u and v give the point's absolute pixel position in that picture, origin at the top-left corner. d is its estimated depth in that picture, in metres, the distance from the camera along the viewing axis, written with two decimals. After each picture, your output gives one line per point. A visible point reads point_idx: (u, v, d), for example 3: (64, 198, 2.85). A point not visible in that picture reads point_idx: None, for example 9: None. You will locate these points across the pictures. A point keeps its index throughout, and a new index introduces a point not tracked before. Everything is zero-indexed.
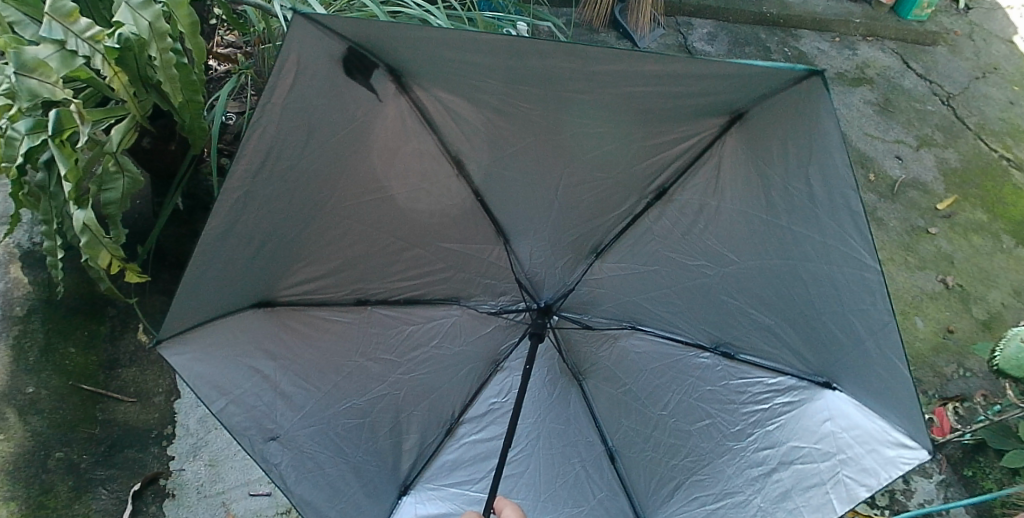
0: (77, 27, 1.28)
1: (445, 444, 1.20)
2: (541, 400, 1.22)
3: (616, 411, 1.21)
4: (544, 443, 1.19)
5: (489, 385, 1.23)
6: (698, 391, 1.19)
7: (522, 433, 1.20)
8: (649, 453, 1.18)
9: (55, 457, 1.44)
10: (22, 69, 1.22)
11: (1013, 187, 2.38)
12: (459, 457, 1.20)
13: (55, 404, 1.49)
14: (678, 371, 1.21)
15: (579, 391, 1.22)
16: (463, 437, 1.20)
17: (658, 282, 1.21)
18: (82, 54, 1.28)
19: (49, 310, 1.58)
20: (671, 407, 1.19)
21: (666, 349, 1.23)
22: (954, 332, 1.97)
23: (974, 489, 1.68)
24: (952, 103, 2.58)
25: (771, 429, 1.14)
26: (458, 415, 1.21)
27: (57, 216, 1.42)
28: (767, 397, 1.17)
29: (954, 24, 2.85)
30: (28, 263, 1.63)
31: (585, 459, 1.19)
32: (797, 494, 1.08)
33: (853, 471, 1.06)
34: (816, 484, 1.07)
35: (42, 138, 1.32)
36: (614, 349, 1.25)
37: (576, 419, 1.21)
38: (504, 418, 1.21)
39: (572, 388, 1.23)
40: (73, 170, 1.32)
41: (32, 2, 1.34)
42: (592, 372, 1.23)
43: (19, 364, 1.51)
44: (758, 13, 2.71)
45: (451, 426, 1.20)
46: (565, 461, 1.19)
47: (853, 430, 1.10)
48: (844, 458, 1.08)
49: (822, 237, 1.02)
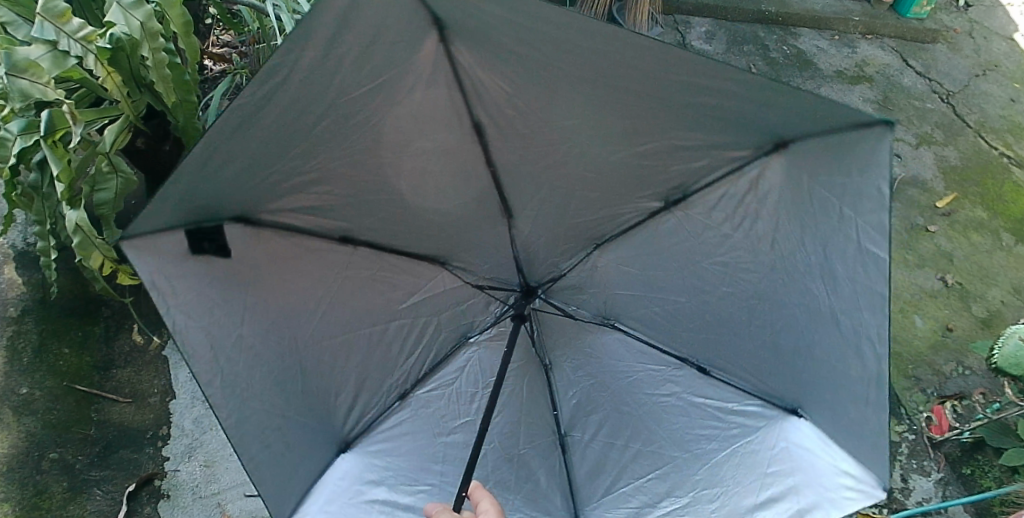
0: (69, 27, 1.27)
1: (574, 459, 1.19)
2: (587, 356, 1.27)
3: (661, 331, 1.26)
4: (634, 402, 1.22)
5: (557, 383, 1.24)
6: (697, 277, 1.21)
7: (609, 400, 1.22)
8: (730, 347, 1.21)
9: (49, 457, 1.44)
10: (14, 70, 1.22)
11: (1013, 184, 2.36)
12: (606, 464, 1.18)
13: (50, 405, 1.49)
14: (665, 264, 1.24)
15: (616, 330, 1.28)
16: (583, 444, 1.20)
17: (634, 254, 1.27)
18: (74, 55, 1.28)
19: (44, 310, 1.58)
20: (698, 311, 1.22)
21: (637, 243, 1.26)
22: (953, 330, 1.95)
23: (974, 488, 1.67)
24: (952, 101, 2.57)
25: (782, 268, 1.11)
26: (559, 428, 1.21)
27: (50, 216, 1.41)
28: (749, 240, 1.14)
29: (954, 22, 2.84)
30: (23, 264, 1.64)
31: (683, 387, 1.23)
32: (850, 298, 1.04)
33: (858, 229, 1.00)
34: (854, 281, 1.02)
35: (34, 138, 1.33)
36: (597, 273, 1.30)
37: (637, 353, 1.27)
38: (594, 403, 1.23)
39: (607, 331, 1.28)
40: (65, 170, 1.33)
41: (24, 2, 1.34)
42: (612, 307, 1.29)
43: (14, 365, 1.51)
44: (756, 11, 2.70)
45: (562, 439, 1.20)
46: (668, 399, 1.22)
47: (829, 199, 1.03)
48: (845, 225, 1.01)
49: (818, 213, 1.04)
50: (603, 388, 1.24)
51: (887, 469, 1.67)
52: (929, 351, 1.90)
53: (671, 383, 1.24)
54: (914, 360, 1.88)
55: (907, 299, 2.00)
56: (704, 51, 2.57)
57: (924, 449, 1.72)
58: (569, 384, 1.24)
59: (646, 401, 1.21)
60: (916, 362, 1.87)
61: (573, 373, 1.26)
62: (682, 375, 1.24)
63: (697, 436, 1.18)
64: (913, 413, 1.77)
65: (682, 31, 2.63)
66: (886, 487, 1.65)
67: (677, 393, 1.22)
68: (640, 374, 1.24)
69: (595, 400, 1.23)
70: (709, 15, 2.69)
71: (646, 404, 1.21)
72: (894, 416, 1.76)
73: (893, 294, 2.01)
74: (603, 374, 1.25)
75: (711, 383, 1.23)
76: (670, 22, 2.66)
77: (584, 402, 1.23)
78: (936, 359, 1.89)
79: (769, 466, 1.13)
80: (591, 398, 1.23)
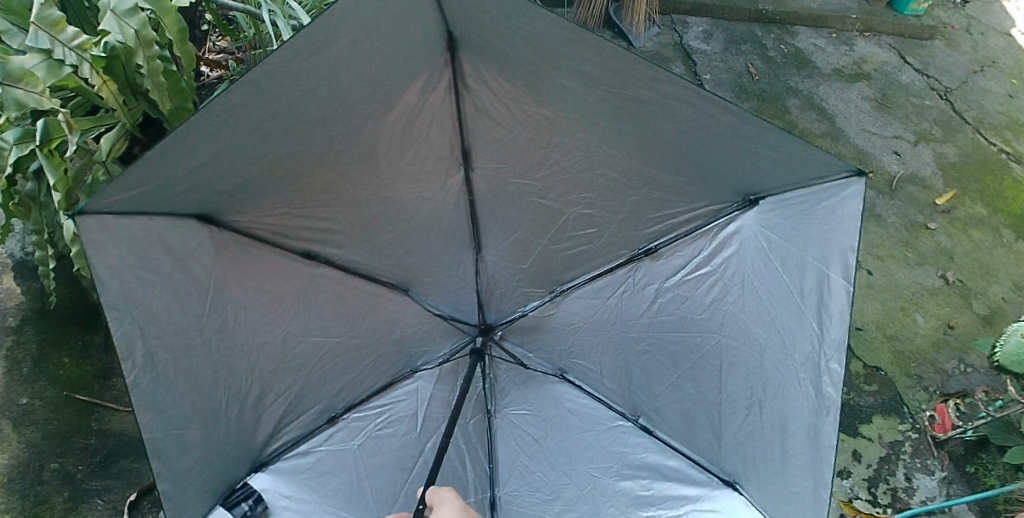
0: (64, 36, 1.27)
1: (658, 426, 1.18)
2: (552, 320, 1.28)
3: (588, 269, 1.27)
4: (628, 332, 1.21)
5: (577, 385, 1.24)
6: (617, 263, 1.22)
7: (602, 341, 1.24)
8: (667, 236, 1.21)
9: (50, 468, 1.44)
10: (8, 79, 1.21)
11: (1012, 180, 2.36)
12: (693, 413, 1.15)
13: (49, 416, 1.48)
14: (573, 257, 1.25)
15: (560, 294, 1.28)
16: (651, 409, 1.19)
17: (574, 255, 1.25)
18: (70, 63, 1.27)
19: (42, 320, 1.58)
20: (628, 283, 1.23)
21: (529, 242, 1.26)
22: (955, 328, 1.95)
23: (977, 487, 1.67)
24: (950, 98, 2.57)
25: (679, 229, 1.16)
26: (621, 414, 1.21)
27: (47, 225, 1.41)
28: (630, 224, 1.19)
29: (951, 18, 2.84)
30: (21, 273, 1.63)
31: (652, 281, 1.22)
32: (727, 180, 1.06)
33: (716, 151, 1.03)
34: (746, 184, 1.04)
35: (30, 147, 1.31)
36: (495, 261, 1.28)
37: (584, 291, 1.27)
38: (614, 367, 1.22)
39: (553, 299, 1.28)
40: (62, 180, 1.31)
41: (18, 11, 1.33)
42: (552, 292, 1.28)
43: (13, 375, 1.51)
44: (754, 10, 2.69)
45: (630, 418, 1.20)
46: (660, 302, 1.21)
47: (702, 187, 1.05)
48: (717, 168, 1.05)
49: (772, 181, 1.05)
50: (594, 334, 1.24)
51: (890, 468, 1.67)
52: (930, 349, 1.90)
53: (646, 284, 1.22)
54: (916, 358, 1.87)
55: (908, 297, 2.00)
56: (702, 51, 2.57)
57: (927, 448, 1.71)
58: (565, 350, 1.25)
59: (642, 324, 1.20)
60: (918, 360, 1.87)
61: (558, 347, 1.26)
62: (643, 272, 1.23)
63: (711, 307, 1.15)
64: (916, 412, 1.77)
65: (680, 30, 2.63)
66: (889, 486, 1.65)
67: (659, 290, 1.21)
68: (615, 301, 1.24)
69: (616, 366, 1.22)
70: (707, 15, 2.69)
71: (646, 322, 1.20)
72: (896, 416, 1.76)
73: (893, 292, 2.01)
74: (581, 320, 1.25)
75: (669, 259, 1.21)
76: (667, 21, 2.65)
77: (603, 359, 1.23)
78: (937, 357, 1.89)
79: (787, 272, 1.10)
80: (601, 353, 1.23)
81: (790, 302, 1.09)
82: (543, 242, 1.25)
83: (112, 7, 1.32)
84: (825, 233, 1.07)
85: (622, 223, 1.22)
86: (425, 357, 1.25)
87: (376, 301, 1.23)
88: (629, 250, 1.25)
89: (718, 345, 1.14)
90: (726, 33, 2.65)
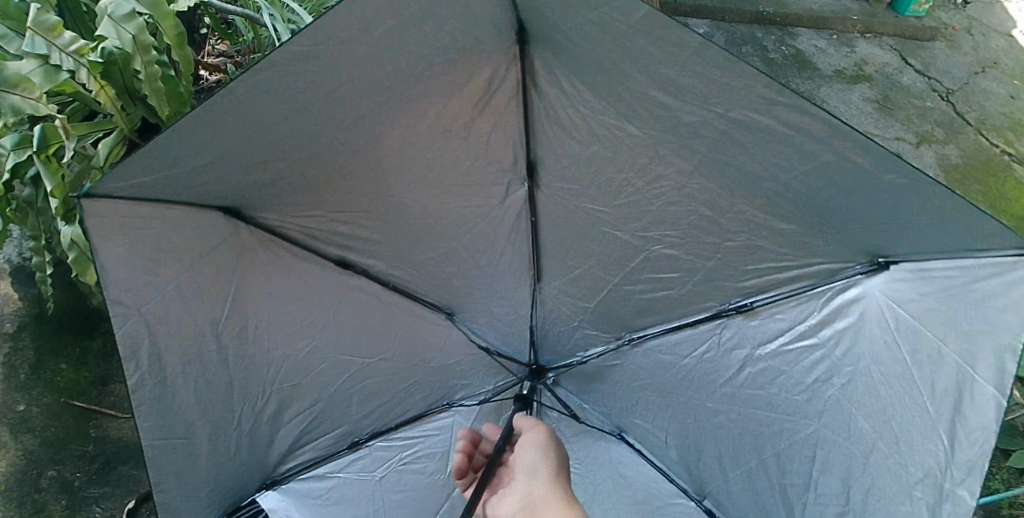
0: (60, 41, 1.26)
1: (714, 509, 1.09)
2: (627, 381, 1.19)
3: (683, 336, 1.14)
4: (704, 403, 1.09)
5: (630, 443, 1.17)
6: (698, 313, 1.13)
7: (681, 425, 1.12)
8: (782, 297, 1.05)
9: (48, 475, 1.43)
10: (5, 85, 1.20)
11: (1015, 181, 2.35)
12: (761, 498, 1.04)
13: (47, 423, 1.47)
14: (655, 308, 1.16)
15: (637, 348, 1.19)
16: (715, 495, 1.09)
17: (639, 303, 1.16)
18: (67, 68, 1.26)
19: (40, 326, 1.57)
20: (709, 348, 1.11)
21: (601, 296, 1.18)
22: None
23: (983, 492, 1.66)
24: (952, 99, 2.56)
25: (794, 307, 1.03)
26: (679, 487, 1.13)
27: (45, 231, 1.40)
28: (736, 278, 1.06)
29: (953, 19, 2.83)
30: (19, 279, 1.62)
31: (750, 346, 1.07)
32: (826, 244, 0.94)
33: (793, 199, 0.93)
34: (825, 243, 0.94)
35: (28, 152, 1.30)
36: (557, 304, 1.23)
37: (670, 361, 1.15)
38: (680, 442, 1.12)
39: (630, 351, 1.19)
40: (60, 186, 1.30)
41: (15, 15, 1.32)
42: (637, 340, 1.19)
43: (11, 382, 1.50)
44: (754, 12, 2.68)
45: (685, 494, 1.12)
46: (753, 390, 1.05)
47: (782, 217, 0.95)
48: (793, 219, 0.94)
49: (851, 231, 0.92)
50: (671, 398, 1.13)
51: None
52: None
53: (735, 349, 1.08)
54: None
55: None
56: None
57: None
58: (639, 407, 1.17)
59: (726, 394, 1.07)
60: None
61: (626, 400, 1.18)
62: (732, 333, 1.09)
63: (809, 388, 0.99)
64: None
65: None
66: None
67: (749, 356, 1.07)
68: (703, 365, 1.11)
69: (690, 440, 1.11)
70: (707, 17, 2.68)
71: (726, 396, 1.07)
72: None
73: None
74: (655, 378, 1.16)
75: (768, 319, 1.06)
76: None
77: (678, 423, 1.12)
78: None
79: (908, 354, 0.90)
80: (674, 417, 1.13)
81: (914, 389, 0.89)
82: (612, 281, 1.15)
83: (109, 12, 1.31)
84: (962, 316, 0.86)
85: (718, 275, 1.08)
86: (466, 392, 1.24)
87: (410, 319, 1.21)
88: (717, 304, 1.11)
89: (812, 434, 0.98)
90: (727, 35, 2.64)
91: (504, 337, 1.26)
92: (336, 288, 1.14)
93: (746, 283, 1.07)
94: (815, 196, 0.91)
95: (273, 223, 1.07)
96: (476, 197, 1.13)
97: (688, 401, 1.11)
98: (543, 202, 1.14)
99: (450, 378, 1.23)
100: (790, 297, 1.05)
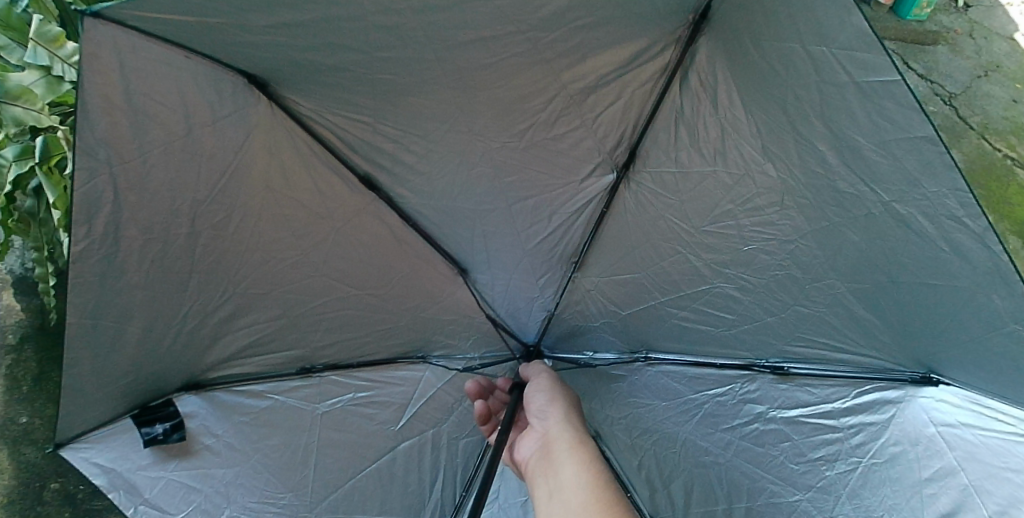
0: (63, 51, 1.24)
1: None
2: (634, 414, 1.18)
3: (707, 381, 1.15)
4: (700, 449, 1.11)
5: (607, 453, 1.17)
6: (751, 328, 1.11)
7: (669, 460, 1.13)
8: (818, 367, 1.08)
9: (50, 488, 1.42)
10: (6, 96, 1.21)
11: (1017, 186, 2.35)
12: None
13: (50, 434, 1.46)
14: (705, 314, 1.13)
15: (656, 373, 1.19)
16: None
17: (682, 318, 1.14)
18: (68, 79, 1.24)
19: (42, 337, 1.55)
20: (735, 395, 1.12)
21: (641, 300, 1.17)
22: None
23: None
24: (955, 103, 2.56)
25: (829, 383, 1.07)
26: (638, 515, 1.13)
27: (48, 242, 1.37)
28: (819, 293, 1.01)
29: (954, 23, 2.82)
30: (21, 290, 1.59)
31: (767, 407, 1.10)
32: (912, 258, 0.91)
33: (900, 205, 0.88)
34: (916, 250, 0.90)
35: (30, 163, 1.31)
36: (584, 299, 1.22)
37: (690, 405, 1.15)
38: (654, 477, 1.13)
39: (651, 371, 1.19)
40: (61, 198, 1.30)
41: (18, 26, 1.31)
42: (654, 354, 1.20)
43: (14, 395, 1.49)
44: None
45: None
46: (756, 449, 1.08)
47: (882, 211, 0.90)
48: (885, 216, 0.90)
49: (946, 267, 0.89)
50: (665, 439, 1.14)
51: None
52: None
53: (753, 405, 1.11)
54: None
55: None
56: None
57: None
58: (632, 436, 1.16)
59: (728, 446, 1.10)
60: None
61: (628, 427, 1.17)
62: (756, 388, 1.12)
63: (811, 463, 1.05)
64: None
65: None
66: None
67: (763, 415, 1.10)
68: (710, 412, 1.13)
69: (665, 473, 1.13)
70: None
71: (723, 444, 1.10)
72: None
73: None
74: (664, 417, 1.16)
75: (798, 388, 1.09)
76: None
77: (661, 464, 1.13)
78: None
79: (925, 471, 0.98)
80: (661, 457, 1.13)
81: (914, 491, 0.98)
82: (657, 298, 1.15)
83: None
84: (998, 467, 0.95)
85: (773, 328, 1.09)
86: (444, 355, 1.24)
87: (435, 288, 1.19)
88: (751, 356, 1.13)
89: (794, 503, 1.05)
90: None
91: (512, 311, 1.26)
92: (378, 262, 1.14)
93: (793, 347, 1.09)
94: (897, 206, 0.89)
95: (315, 195, 1.06)
96: (532, 199, 1.11)
97: (683, 446, 1.12)
98: (623, 200, 1.12)
99: (435, 333, 1.23)
100: (825, 372, 1.08)
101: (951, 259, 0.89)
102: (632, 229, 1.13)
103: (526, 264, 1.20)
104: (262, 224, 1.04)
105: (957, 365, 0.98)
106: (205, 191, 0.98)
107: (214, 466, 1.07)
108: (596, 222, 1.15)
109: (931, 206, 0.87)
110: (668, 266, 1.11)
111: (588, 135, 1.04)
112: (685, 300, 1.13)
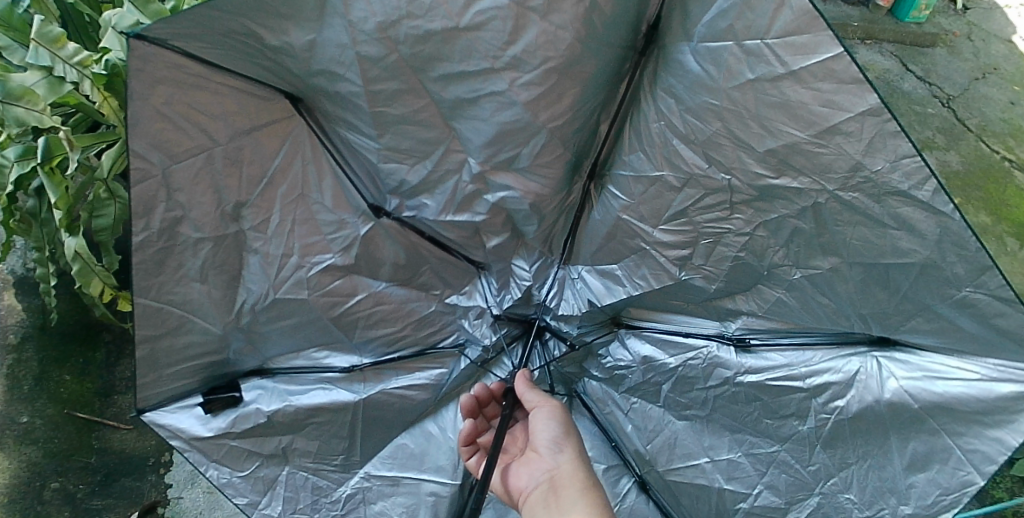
0: (65, 52, 1.23)
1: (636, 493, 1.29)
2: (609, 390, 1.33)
3: (673, 346, 1.28)
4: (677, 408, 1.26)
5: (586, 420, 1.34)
6: (713, 304, 1.21)
7: (653, 419, 1.28)
8: (783, 337, 1.18)
9: (51, 487, 1.43)
10: (8, 97, 1.20)
11: (1015, 188, 2.36)
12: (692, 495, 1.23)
13: (50, 434, 1.47)
14: (679, 291, 1.23)
15: (635, 337, 1.32)
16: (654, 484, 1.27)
17: (653, 298, 1.26)
18: (71, 80, 1.23)
19: (43, 336, 1.55)
20: (704, 358, 1.24)
21: (620, 288, 1.28)
22: None
23: (988, 498, 1.67)
24: (953, 105, 2.56)
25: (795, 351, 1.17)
26: (637, 473, 1.29)
27: (49, 243, 1.38)
28: (787, 267, 1.09)
29: (953, 24, 2.84)
30: (22, 290, 1.60)
31: (733, 372, 1.21)
32: (874, 223, 0.98)
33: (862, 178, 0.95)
34: (870, 218, 0.97)
35: (31, 164, 1.30)
36: (574, 289, 1.33)
37: (659, 373, 1.28)
38: (642, 438, 1.29)
39: (625, 335, 1.33)
40: (63, 197, 1.29)
41: (19, 26, 1.31)
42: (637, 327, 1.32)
43: (14, 394, 1.49)
44: None
45: (637, 481, 1.29)
46: (727, 407, 1.21)
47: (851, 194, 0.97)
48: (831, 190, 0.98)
49: (896, 238, 0.97)
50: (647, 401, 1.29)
51: None
52: None
53: (721, 368, 1.22)
54: None
55: None
56: None
57: None
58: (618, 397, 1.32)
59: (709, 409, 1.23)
60: None
61: (616, 391, 1.32)
62: (721, 353, 1.23)
63: (784, 418, 1.16)
64: None
65: None
66: None
67: (731, 377, 1.21)
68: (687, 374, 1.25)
69: (653, 428, 1.28)
70: None
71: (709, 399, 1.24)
72: None
73: None
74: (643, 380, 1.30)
75: (762, 355, 1.20)
76: None
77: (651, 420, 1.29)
78: None
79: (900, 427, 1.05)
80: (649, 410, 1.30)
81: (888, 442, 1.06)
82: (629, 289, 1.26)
83: (113, 25, 1.26)
84: (974, 417, 0.98)
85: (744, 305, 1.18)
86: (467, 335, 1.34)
87: (455, 273, 1.33)
88: (719, 325, 1.23)
89: (773, 453, 1.17)
90: None
91: (507, 302, 1.35)
92: (391, 246, 1.26)
93: (755, 317, 1.19)
94: (844, 184, 0.97)
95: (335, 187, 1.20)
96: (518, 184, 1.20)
97: (663, 403, 1.28)
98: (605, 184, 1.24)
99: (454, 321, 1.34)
100: (789, 340, 1.17)
101: (900, 235, 0.96)
102: (604, 224, 1.26)
103: (521, 252, 1.32)
104: (290, 207, 1.17)
105: (915, 330, 1.03)
106: (238, 193, 1.12)
107: (275, 432, 1.21)
108: (574, 220, 1.29)
109: (882, 179, 0.94)
110: (646, 256, 1.22)
111: (569, 117, 1.13)
112: (659, 284, 1.23)
